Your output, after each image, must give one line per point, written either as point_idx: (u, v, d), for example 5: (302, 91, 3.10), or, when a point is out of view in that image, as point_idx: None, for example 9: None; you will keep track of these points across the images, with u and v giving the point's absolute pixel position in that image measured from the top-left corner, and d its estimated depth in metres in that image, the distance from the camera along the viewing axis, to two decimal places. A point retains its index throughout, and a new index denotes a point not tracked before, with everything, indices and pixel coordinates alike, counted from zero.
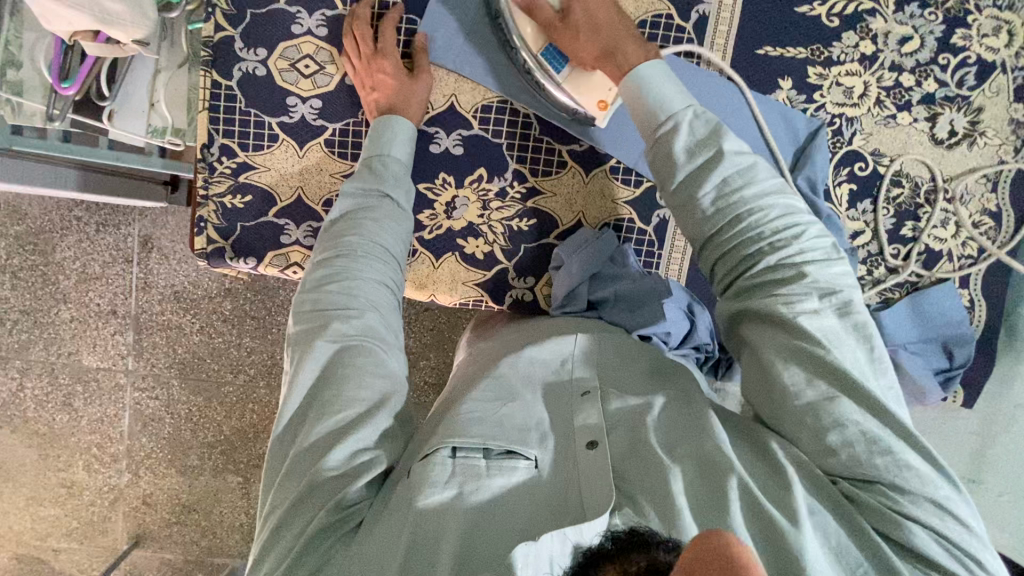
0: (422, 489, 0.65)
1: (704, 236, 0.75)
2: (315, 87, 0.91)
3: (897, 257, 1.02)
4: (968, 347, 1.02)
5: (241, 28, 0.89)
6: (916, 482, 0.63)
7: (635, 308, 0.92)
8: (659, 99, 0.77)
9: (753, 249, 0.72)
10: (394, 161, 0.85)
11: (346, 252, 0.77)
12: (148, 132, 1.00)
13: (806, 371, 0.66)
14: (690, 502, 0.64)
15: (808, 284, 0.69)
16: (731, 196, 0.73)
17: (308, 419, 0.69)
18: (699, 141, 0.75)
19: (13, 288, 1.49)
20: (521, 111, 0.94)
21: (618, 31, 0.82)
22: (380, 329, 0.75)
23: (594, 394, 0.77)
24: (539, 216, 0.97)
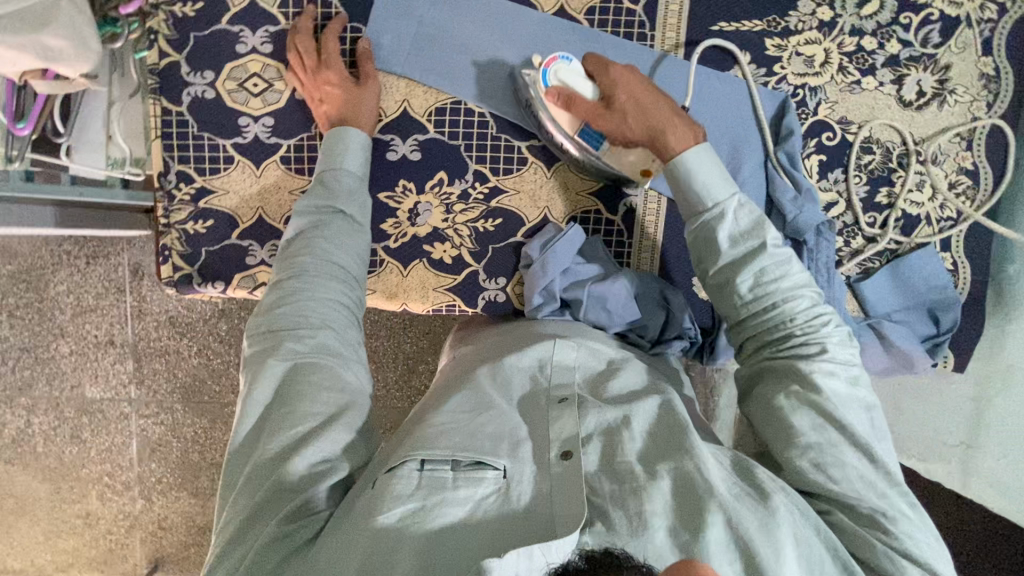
0: (385, 504, 0.65)
1: (737, 310, 0.80)
2: (265, 105, 0.90)
3: (874, 226, 1.00)
4: (954, 311, 1.00)
5: (185, 52, 0.88)
6: (898, 519, 0.67)
7: (609, 304, 0.92)
8: (703, 188, 0.81)
9: (785, 329, 0.77)
10: (347, 175, 0.84)
11: (298, 274, 0.78)
12: (107, 166, 1.00)
13: (819, 420, 0.71)
14: (669, 522, 0.63)
15: (831, 360, 0.74)
16: (765, 280, 0.77)
17: (264, 432, 0.71)
18: (740, 232, 0.79)
19: (13, 326, 1.50)
20: (475, 110, 0.93)
21: (662, 113, 0.84)
22: (335, 346, 0.76)
23: (571, 402, 0.75)
24: (504, 215, 0.96)
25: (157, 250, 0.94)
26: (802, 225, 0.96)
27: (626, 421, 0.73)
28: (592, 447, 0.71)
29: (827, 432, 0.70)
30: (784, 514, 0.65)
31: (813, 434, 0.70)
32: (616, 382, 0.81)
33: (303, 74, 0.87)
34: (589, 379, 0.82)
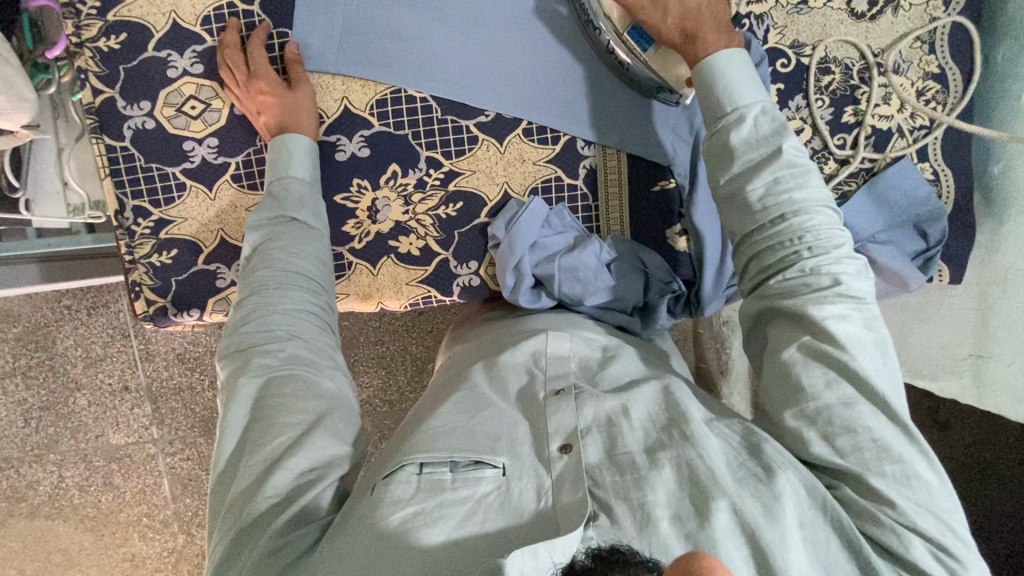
0: (383, 510, 0.64)
1: (745, 229, 0.73)
2: (207, 126, 0.90)
3: (845, 147, 0.97)
4: (941, 222, 0.97)
5: (118, 86, 0.88)
6: (917, 492, 0.61)
7: (581, 277, 0.91)
8: (725, 90, 0.76)
9: (794, 251, 0.69)
10: (295, 181, 0.84)
11: (262, 290, 0.78)
12: (70, 213, 1.00)
13: (830, 372, 0.65)
14: (672, 512, 0.61)
15: (840, 292, 0.67)
16: (778, 193, 0.71)
17: (245, 451, 0.70)
18: (758, 139, 0.74)
19: (28, 387, 1.50)
20: (417, 95, 0.91)
21: (706, 18, 0.79)
22: (307, 356, 0.76)
23: (568, 394, 0.74)
24: (464, 198, 0.94)
25: (128, 289, 0.94)
26: None
27: (625, 410, 0.71)
28: (592, 438, 0.69)
29: (841, 390, 0.64)
30: (790, 494, 0.62)
31: (826, 392, 0.64)
32: (612, 369, 0.79)
33: (236, 89, 0.86)
34: (584, 364, 0.81)
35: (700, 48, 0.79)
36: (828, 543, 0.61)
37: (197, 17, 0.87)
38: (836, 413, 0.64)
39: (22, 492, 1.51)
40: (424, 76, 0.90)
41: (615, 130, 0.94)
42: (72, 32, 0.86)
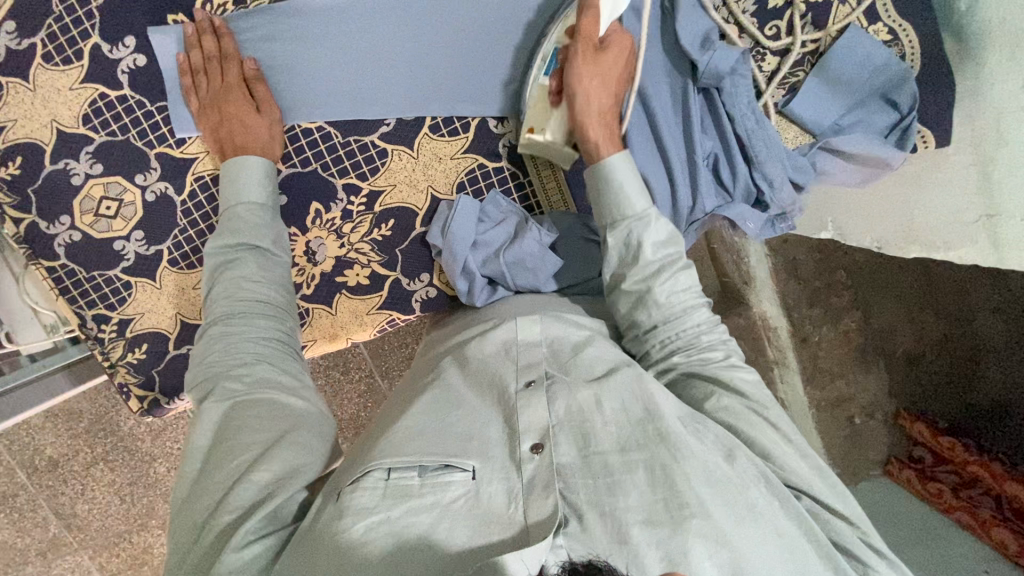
0: (341, 520, 0.58)
1: (648, 322, 0.74)
2: (128, 221, 0.90)
3: (781, 36, 0.86)
4: (910, 85, 0.85)
5: (33, 210, 0.88)
6: (845, 502, 0.65)
7: (530, 266, 0.86)
8: (626, 188, 0.75)
9: (695, 337, 0.72)
10: (247, 205, 0.79)
11: (219, 316, 0.74)
12: (48, 333, 1.05)
13: (754, 419, 0.67)
14: (644, 516, 0.57)
15: (735, 364, 0.71)
16: (680, 290, 0.73)
17: (208, 474, 0.65)
18: (662, 243, 0.74)
19: (112, 470, 1.40)
20: (312, 126, 0.87)
21: (599, 116, 0.77)
22: (274, 378, 0.73)
23: (539, 384, 0.69)
24: (392, 215, 0.91)
25: (117, 390, 0.97)
26: (714, 74, 0.82)
27: (597, 403, 0.66)
28: (563, 437, 0.64)
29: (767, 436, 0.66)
30: (762, 505, 0.60)
31: (757, 432, 0.66)
32: (588, 353, 0.73)
33: (197, 109, 0.84)
34: (556, 348, 0.75)
35: (587, 138, 0.77)
36: (804, 553, 0.59)
37: (77, 118, 0.85)
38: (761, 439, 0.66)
39: (141, 556, 1.44)
40: (316, 104, 0.86)
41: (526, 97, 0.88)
42: None
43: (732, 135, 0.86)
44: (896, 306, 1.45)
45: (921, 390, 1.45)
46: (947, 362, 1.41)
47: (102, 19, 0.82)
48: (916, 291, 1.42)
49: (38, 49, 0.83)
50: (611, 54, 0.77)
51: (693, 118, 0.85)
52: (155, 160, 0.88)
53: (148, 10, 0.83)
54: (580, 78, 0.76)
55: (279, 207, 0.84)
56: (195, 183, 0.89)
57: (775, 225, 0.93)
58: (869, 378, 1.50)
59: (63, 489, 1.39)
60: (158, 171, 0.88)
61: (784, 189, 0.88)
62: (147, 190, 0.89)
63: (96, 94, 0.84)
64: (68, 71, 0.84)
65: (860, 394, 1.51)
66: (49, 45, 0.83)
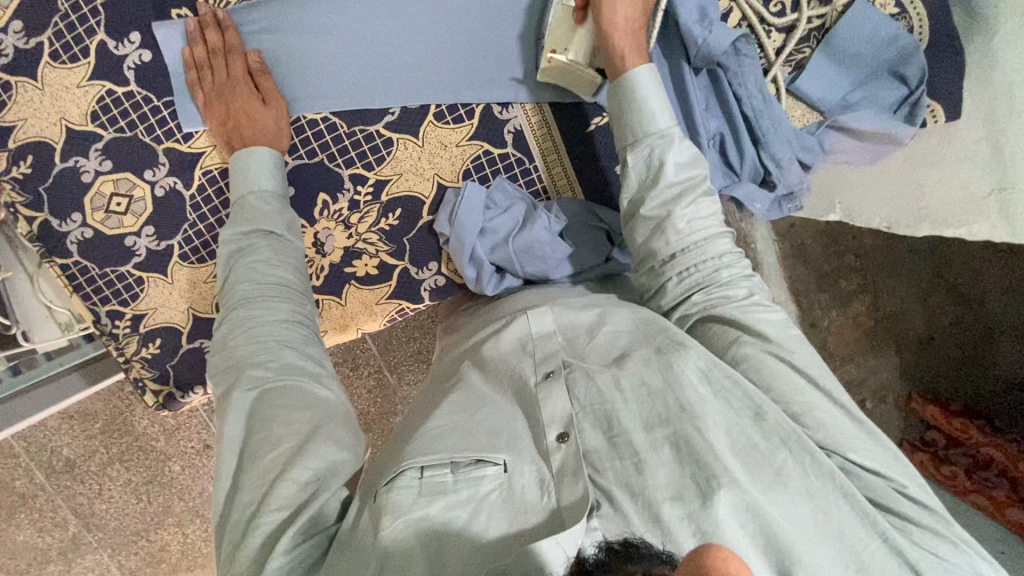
0: (385, 519, 0.59)
1: (667, 252, 0.72)
2: (138, 217, 0.90)
3: (787, 13, 0.85)
4: (919, 58, 0.84)
5: (45, 208, 0.89)
6: (886, 456, 0.63)
7: (537, 254, 0.85)
8: (648, 108, 0.74)
9: (718, 272, 0.71)
10: (264, 193, 0.80)
11: (241, 303, 0.74)
12: (64, 331, 1.06)
13: (779, 370, 0.66)
14: (672, 492, 0.57)
15: (758, 301, 0.70)
16: (701, 218, 0.72)
17: (246, 469, 0.65)
18: (685, 165, 0.73)
19: (128, 469, 1.41)
20: (318, 117, 0.87)
21: (627, 25, 0.75)
22: (300, 363, 0.72)
23: (558, 375, 0.69)
24: (400, 204, 0.91)
25: (132, 385, 0.99)
26: (709, 56, 0.81)
27: (617, 383, 0.66)
28: (587, 422, 0.64)
29: (792, 382, 0.65)
30: (790, 467, 0.59)
31: (781, 388, 0.65)
32: (601, 335, 0.73)
33: (202, 102, 0.84)
34: (571, 336, 0.75)
35: (613, 51, 0.76)
36: (840, 510, 0.58)
37: (85, 115, 0.86)
38: (787, 394, 0.65)
39: (159, 555, 1.47)
40: (322, 94, 0.86)
41: (529, 82, 0.88)
42: None
43: (738, 116, 0.85)
44: (906, 286, 1.44)
45: (937, 373, 1.45)
46: (960, 343, 1.41)
47: (107, 15, 0.83)
48: (926, 273, 1.42)
49: (46, 47, 0.83)
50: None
51: (694, 100, 0.84)
52: (163, 156, 0.88)
53: (152, 5, 0.83)
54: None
55: (288, 197, 0.84)
56: (203, 177, 0.90)
57: (782, 207, 0.92)
58: (880, 362, 1.48)
59: (80, 489, 1.40)
60: (166, 166, 0.89)
61: (791, 169, 0.87)
62: (156, 185, 0.89)
63: (103, 91, 0.85)
64: (75, 68, 0.84)
65: (870, 377, 1.48)
66: (57, 43, 0.83)
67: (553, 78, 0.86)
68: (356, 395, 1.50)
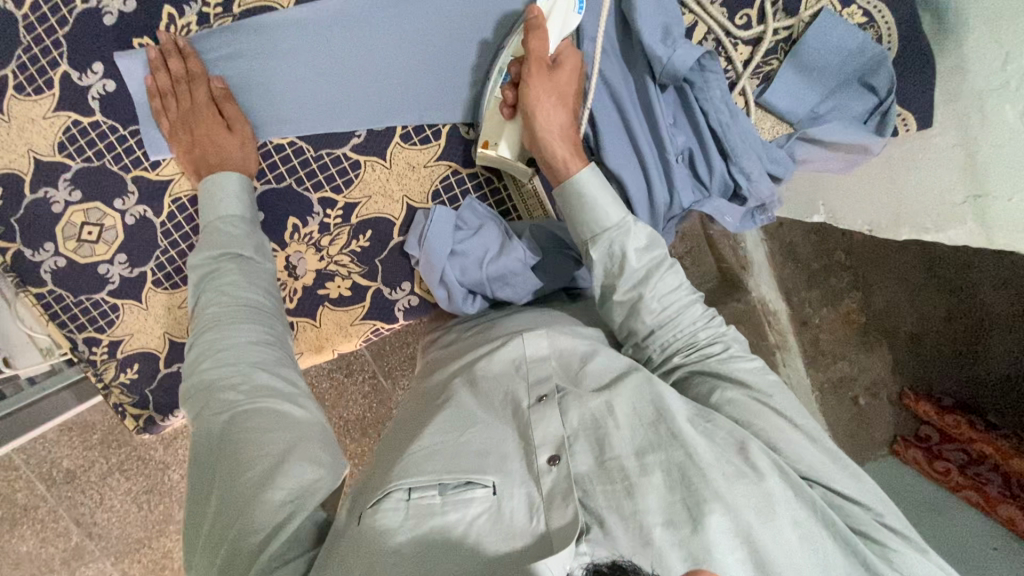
0: (373, 538, 0.58)
1: (645, 329, 0.76)
2: (110, 245, 0.91)
3: (753, 25, 0.85)
4: (886, 67, 0.83)
5: (18, 238, 0.89)
6: (865, 490, 0.66)
7: (507, 280, 0.88)
8: (598, 204, 0.75)
9: (694, 333, 0.75)
10: (235, 219, 0.81)
11: (211, 325, 0.74)
12: (45, 356, 1.07)
13: (761, 408, 0.68)
14: (664, 517, 0.59)
15: (734, 351, 0.74)
16: (671, 292, 0.75)
17: (219, 492, 0.65)
18: (644, 249, 0.76)
19: (128, 479, 1.43)
20: (284, 141, 0.87)
21: (561, 132, 0.78)
22: (272, 385, 0.71)
23: (551, 399, 0.69)
24: (370, 226, 0.91)
25: (113, 410, 0.99)
26: (675, 73, 0.80)
27: (610, 408, 0.68)
28: (579, 447, 0.66)
29: (776, 421, 0.67)
30: (779, 498, 0.61)
31: (770, 427, 0.67)
32: (594, 365, 0.75)
33: (168, 130, 0.84)
34: (564, 360, 0.76)
35: (551, 154, 0.77)
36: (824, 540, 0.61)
37: (53, 146, 0.86)
38: (767, 429, 0.67)
39: (162, 562, 1.47)
40: (288, 119, 0.86)
41: None
42: None
43: (705, 129, 0.84)
44: (897, 286, 1.43)
45: (925, 367, 1.44)
46: (948, 338, 1.39)
47: (69, 46, 0.83)
48: (917, 271, 1.40)
49: (10, 80, 0.83)
50: (564, 71, 0.79)
51: (659, 115, 0.83)
52: (132, 184, 0.88)
53: (114, 34, 0.83)
54: (537, 94, 0.77)
55: (258, 220, 0.85)
56: (173, 205, 0.90)
57: (755, 218, 0.91)
58: (872, 360, 1.49)
59: (82, 499, 1.42)
60: (136, 195, 0.89)
61: (762, 181, 0.86)
62: (127, 214, 0.90)
63: (69, 121, 0.85)
64: (41, 100, 0.84)
65: (862, 374, 1.50)
66: (21, 75, 0.83)
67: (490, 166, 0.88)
68: (352, 403, 1.50)
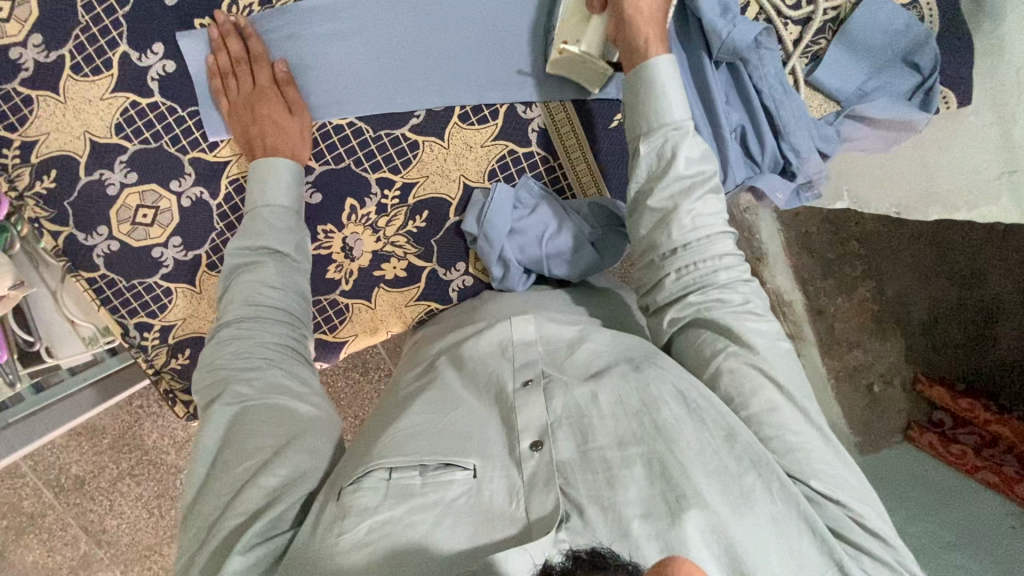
0: (346, 520, 0.58)
1: (668, 245, 0.72)
2: (165, 228, 0.90)
3: (802, 5, 0.87)
4: (931, 47, 0.86)
5: (71, 222, 0.88)
6: (857, 494, 0.63)
7: (568, 256, 0.87)
8: (663, 100, 0.72)
9: (711, 278, 0.71)
10: (281, 208, 0.80)
11: (235, 317, 0.75)
12: (87, 345, 1.05)
13: (759, 382, 0.66)
14: (643, 509, 0.57)
15: (750, 309, 0.70)
16: (707, 215, 0.72)
17: (214, 479, 0.65)
18: (697, 158, 0.72)
19: (138, 484, 1.36)
20: (343, 122, 0.88)
21: (649, 12, 0.75)
22: (288, 383, 0.73)
23: (536, 384, 0.69)
24: (427, 206, 0.92)
25: (163, 396, 0.99)
26: (733, 49, 0.82)
27: (594, 397, 0.66)
28: (563, 434, 0.64)
29: (770, 409, 0.65)
30: (758, 489, 0.59)
31: (762, 415, 0.65)
32: (582, 352, 0.74)
33: (227, 111, 0.84)
34: (551, 347, 0.76)
35: (637, 41, 0.74)
36: (801, 536, 0.58)
37: (109, 127, 0.85)
38: (761, 415, 0.65)
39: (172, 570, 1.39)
40: (347, 99, 0.87)
41: (553, 82, 0.89)
42: (9, 188, 0.86)
43: (759, 108, 0.87)
44: (910, 276, 1.49)
45: (938, 356, 1.49)
46: (959, 324, 1.47)
47: (130, 26, 0.83)
48: (927, 259, 1.48)
49: (67, 60, 0.83)
50: None
51: (718, 92, 0.86)
52: (189, 166, 0.88)
53: (176, 15, 0.83)
54: None
55: (303, 213, 0.84)
56: (229, 186, 0.90)
57: (800, 195, 0.94)
58: (885, 347, 1.51)
59: (90, 506, 1.34)
60: (192, 176, 0.89)
61: (810, 158, 0.89)
62: (183, 196, 0.89)
63: (127, 102, 0.85)
64: (98, 81, 0.84)
65: (876, 361, 1.51)
66: (78, 55, 0.83)
67: (562, 72, 0.86)
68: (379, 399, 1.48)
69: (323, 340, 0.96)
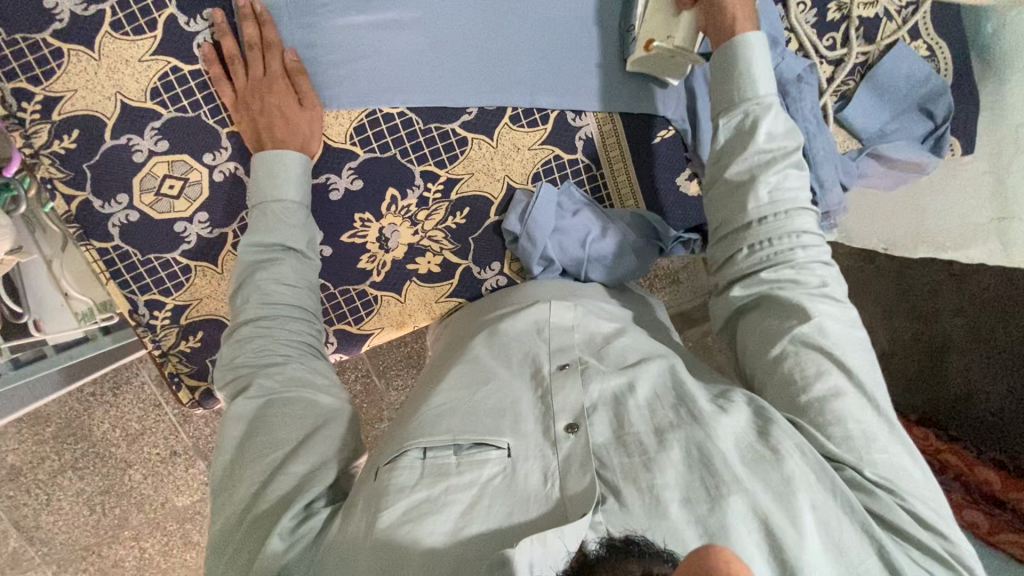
0: (384, 501, 0.54)
1: (743, 219, 0.69)
2: (191, 202, 0.86)
3: (837, 46, 0.94)
4: (945, 98, 0.95)
5: (88, 187, 0.82)
6: (913, 483, 0.58)
7: (606, 261, 0.89)
8: (751, 75, 0.72)
9: (786, 253, 0.67)
10: (287, 204, 0.75)
11: (250, 308, 0.70)
12: (80, 321, 0.97)
13: (823, 364, 0.62)
14: (682, 493, 0.52)
15: (825, 294, 0.66)
16: (786, 188, 0.69)
17: (238, 470, 0.62)
18: (778, 134, 0.71)
19: (80, 478, 1.20)
20: (395, 111, 0.87)
21: (739, 0, 0.76)
22: (308, 376, 0.68)
23: (572, 366, 0.65)
24: (468, 203, 0.92)
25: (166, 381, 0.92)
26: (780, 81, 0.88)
27: (631, 387, 0.63)
28: (598, 417, 0.60)
29: (832, 384, 0.61)
30: (800, 480, 0.54)
31: (818, 386, 0.61)
32: (618, 343, 0.71)
33: (232, 102, 0.80)
34: (588, 334, 0.73)
35: (725, 22, 0.75)
36: (841, 522, 0.54)
37: (145, 91, 0.81)
38: (825, 399, 0.60)
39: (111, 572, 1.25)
40: (399, 88, 0.86)
41: (604, 93, 0.91)
42: (24, 144, 0.80)
43: None
44: (873, 307, 1.51)
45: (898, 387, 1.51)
46: (916, 358, 1.49)
47: None
48: (891, 291, 1.50)
49: (109, 16, 0.79)
50: None
51: None
52: (226, 139, 0.84)
53: None
54: None
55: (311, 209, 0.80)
56: None
57: (818, 223, 0.99)
58: None
59: (24, 500, 1.19)
60: (229, 151, 0.85)
61: (832, 192, 0.94)
62: (215, 170, 0.85)
63: (169, 67, 0.81)
64: (140, 42, 0.80)
65: None
66: (121, 14, 0.79)
67: (642, 69, 0.89)
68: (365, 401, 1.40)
69: (346, 331, 0.94)
